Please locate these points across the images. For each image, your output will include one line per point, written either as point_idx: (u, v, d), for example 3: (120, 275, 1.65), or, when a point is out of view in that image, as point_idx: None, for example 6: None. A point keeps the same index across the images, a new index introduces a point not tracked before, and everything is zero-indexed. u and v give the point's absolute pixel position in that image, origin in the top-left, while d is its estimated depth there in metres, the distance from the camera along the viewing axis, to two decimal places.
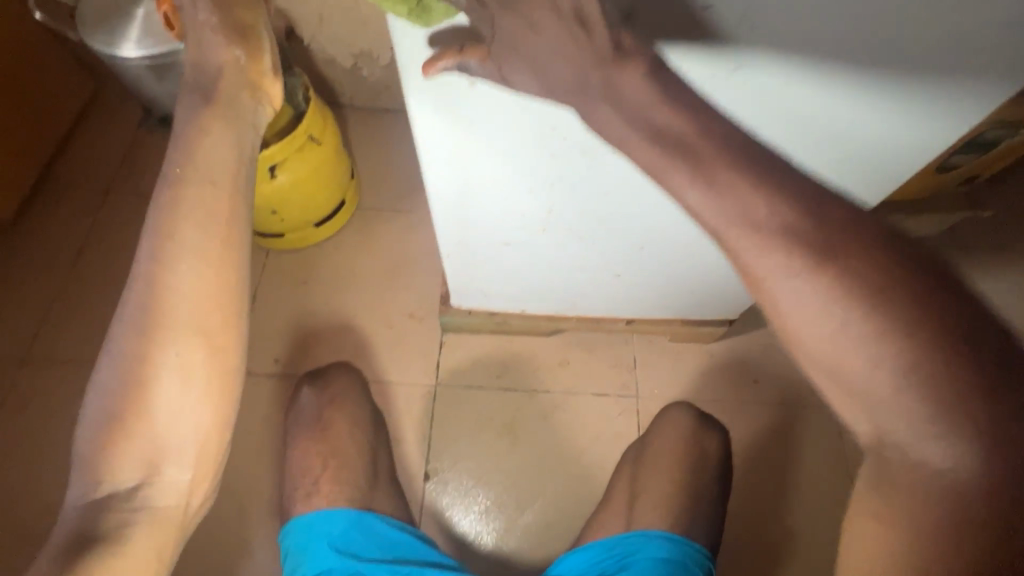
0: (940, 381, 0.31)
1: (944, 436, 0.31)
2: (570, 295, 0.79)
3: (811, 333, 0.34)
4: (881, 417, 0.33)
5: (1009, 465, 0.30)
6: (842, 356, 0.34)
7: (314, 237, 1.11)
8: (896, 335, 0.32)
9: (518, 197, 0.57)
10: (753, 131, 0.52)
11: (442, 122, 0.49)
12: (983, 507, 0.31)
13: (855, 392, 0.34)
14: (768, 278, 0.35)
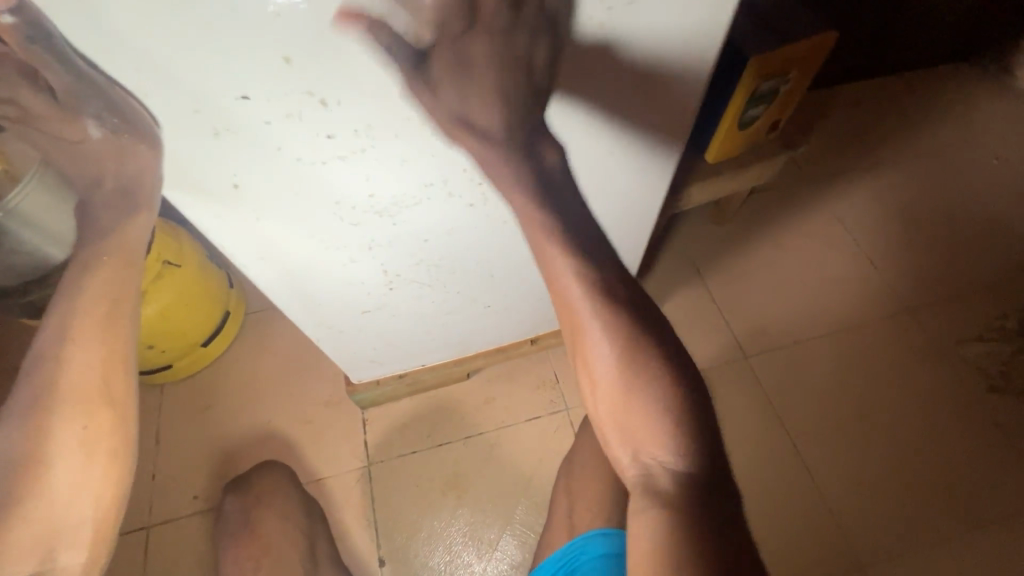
0: (679, 420, 0.41)
1: (665, 450, 0.40)
2: (455, 337, 0.80)
3: (611, 378, 0.41)
4: (648, 444, 0.41)
5: (704, 476, 0.40)
6: (621, 400, 0.42)
7: (207, 357, 1.06)
8: (660, 399, 0.41)
9: (345, 269, 0.57)
10: (499, 224, 0.57)
11: (240, 243, 0.50)
12: (701, 508, 0.39)
13: (621, 428, 0.42)
14: (593, 334, 0.41)
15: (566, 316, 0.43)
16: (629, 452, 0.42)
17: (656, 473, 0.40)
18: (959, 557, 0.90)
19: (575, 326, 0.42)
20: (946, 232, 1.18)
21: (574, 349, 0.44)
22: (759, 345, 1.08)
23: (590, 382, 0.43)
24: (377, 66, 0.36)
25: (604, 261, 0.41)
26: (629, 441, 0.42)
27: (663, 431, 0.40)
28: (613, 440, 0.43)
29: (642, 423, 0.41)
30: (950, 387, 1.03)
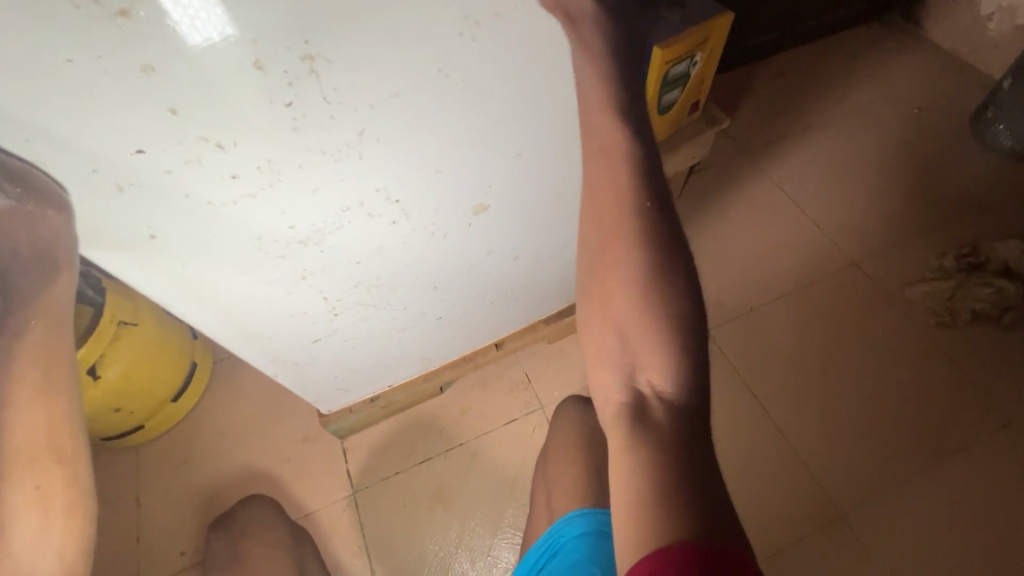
0: (680, 346, 0.41)
1: (661, 369, 0.41)
2: (413, 352, 0.82)
3: (629, 291, 0.43)
4: (649, 363, 0.41)
5: (689, 413, 0.40)
6: (634, 315, 0.42)
7: (178, 413, 1.06)
8: (670, 328, 0.41)
9: (284, 302, 0.58)
10: (427, 238, 0.59)
11: (170, 292, 0.51)
12: (690, 438, 0.38)
13: (625, 344, 0.43)
14: (628, 251, 0.43)
15: (607, 221, 0.44)
16: (625, 374, 0.43)
17: (649, 396, 0.41)
18: (931, 487, 0.93)
19: (613, 230, 0.44)
20: (877, 182, 1.24)
21: (599, 258, 0.45)
22: (719, 317, 1.11)
23: (605, 301, 0.45)
24: (263, 105, 0.38)
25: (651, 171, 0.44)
26: (627, 360, 0.43)
27: (664, 353, 0.41)
28: (606, 360, 0.44)
29: (652, 341, 0.41)
30: (901, 328, 1.08)
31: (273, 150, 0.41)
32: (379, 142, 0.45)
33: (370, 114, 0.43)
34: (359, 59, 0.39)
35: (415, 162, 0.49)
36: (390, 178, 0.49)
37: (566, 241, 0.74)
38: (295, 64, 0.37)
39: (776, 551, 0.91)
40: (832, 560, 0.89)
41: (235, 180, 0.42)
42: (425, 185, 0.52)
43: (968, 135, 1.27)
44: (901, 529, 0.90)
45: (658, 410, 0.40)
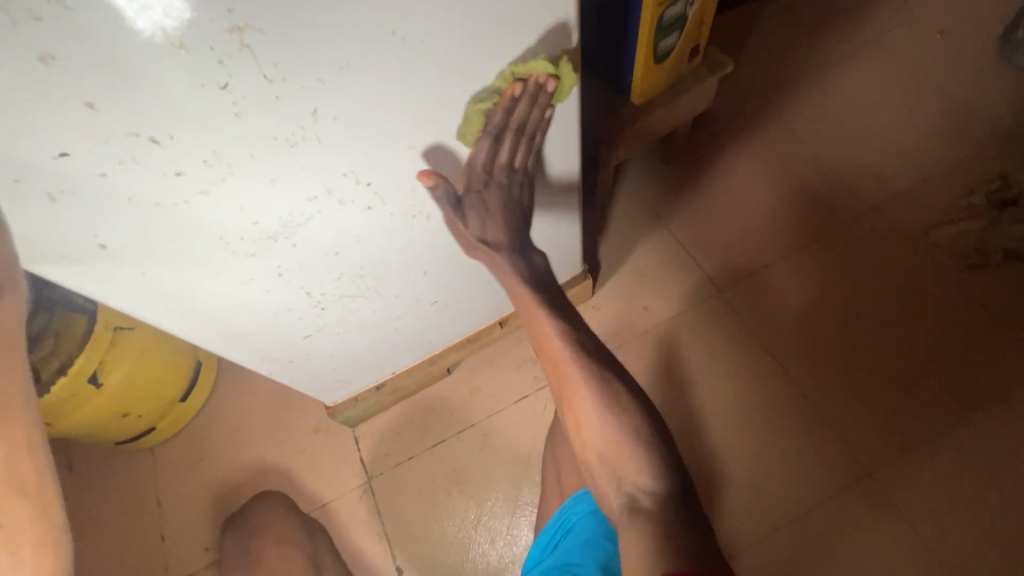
0: (648, 445, 0.50)
1: (641, 469, 0.49)
2: (412, 339, 0.79)
3: (592, 414, 0.52)
4: (628, 468, 0.50)
5: (668, 492, 0.48)
6: (601, 438, 0.52)
7: (188, 413, 1.05)
8: (634, 433, 0.51)
9: (265, 302, 0.55)
10: (409, 221, 0.55)
11: (139, 302, 0.48)
12: (675, 519, 0.46)
13: (606, 463, 0.51)
14: (580, 386, 0.53)
15: (551, 368, 0.56)
16: (614, 483, 0.51)
17: (636, 495, 0.49)
18: (962, 438, 0.89)
19: (563, 375, 0.55)
20: (897, 118, 1.15)
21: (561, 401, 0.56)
22: (733, 277, 1.05)
23: (578, 431, 0.54)
24: (195, 89, 0.34)
25: (570, 319, 0.57)
26: (614, 474, 0.51)
27: (634, 456, 0.50)
28: (600, 477, 0.52)
29: (624, 452, 0.50)
30: (928, 274, 1.02)
31: (217, 141, 0.37)
32: (337, 121, 0.41)
33: (321, 89, 0.38)
34: (298, 27, 0.34)
35: (382, 140, 0.44)
36: (357, 160, 0.45)
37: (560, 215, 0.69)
38: (220, 38, 0.32)
39: (802, 514, 0.88)
40: (860, 520, 0.87)
41: (181, 177, 0.38)
42: (397, 164, 0.47)
43: (995, 56, 1.17)
44: (932, 483, 0.87)
45: (644, 502, 0.48)
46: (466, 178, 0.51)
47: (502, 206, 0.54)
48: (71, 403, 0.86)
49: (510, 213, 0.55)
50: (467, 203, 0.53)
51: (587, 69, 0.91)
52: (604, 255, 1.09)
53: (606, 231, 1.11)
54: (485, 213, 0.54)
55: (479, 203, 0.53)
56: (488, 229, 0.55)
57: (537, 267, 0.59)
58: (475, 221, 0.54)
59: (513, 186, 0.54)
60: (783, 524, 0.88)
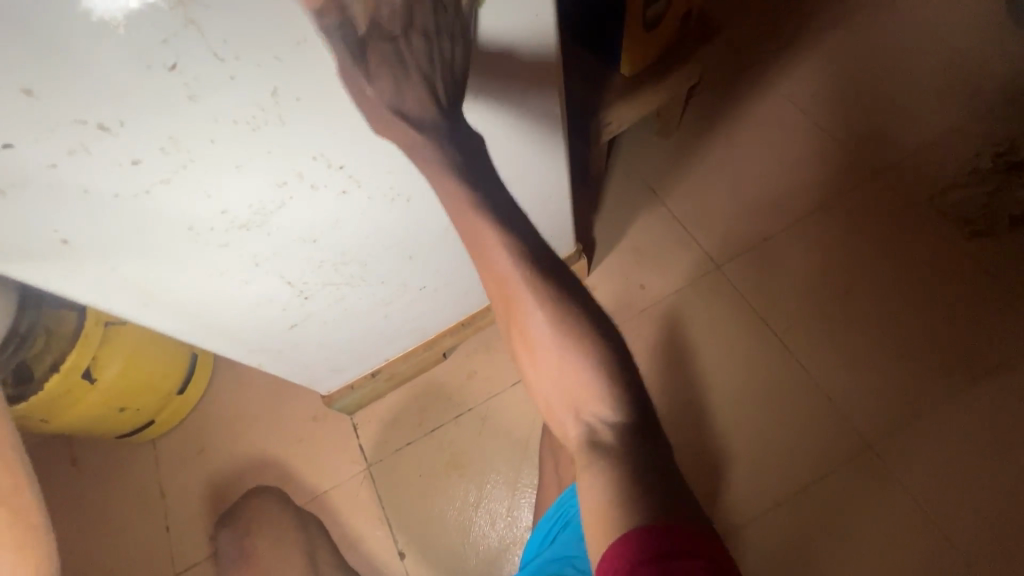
0: (611, 370, 0.40)
1: (603, 398, 0.40)
2: (403, 325, 0.78)
3: (546, 342, 0.40)
4: (585, 399, 0.41)
5: (632, 422, 0.40)
6: (557, 367, 0.41)
7: (186, 405, 1.05)
8: (597, 359, 0.40)
9: (244, 293, 0.54)
10: (388, 205, 0.53)
11: (112, 298, 0.47)
12: (640, 454, 0.39)
13: (566, 396, 0.41)
14: (531, 310, 0.40)
15: (497, 293, 0.41)
16: (572, 415, 0.42)
17: (598, 429, 0.40)
18: (965, 410, 0.88)
19: (509, 297, 0.40)
20: (902, 82, 1.11)
21: (510, 329, 0.42)
22: (731, 252, 1.03)
23: (530, 359, 0.42)
24: (140, 72, 0.32)
25: (522, 221, 0.40)
26: (572, 404, 0.41)
27: (600, 385, 0.40)
28: (556, 407, 0.43)
29: (584, 382, 0.40)
30: (930, 242, 0.99)
31: (173, 128, 0.35)
32: (300, 102, 0.39)
33: (279, 68, 0.36)
34: (247, 2, 0.31)
35: (351, 121, 0.42)
36: (327, 143, 0.43)
37: (542, 192, 0.69)
38: (163, 16, 0.30)
39: (802, 488, 0.87)
40: (863, 493, 0.85)
41: (140, 167, 0.37)
42: (371, 146, 0.46)
43: (1005, 15, 1.12)
44: (933, 453, 0.86)
45: (608, 438, 0.40)
46: (369, 5, 0.33)
47: (421, 60, 0.36)
48: (65, 399, 0.86)
49: (439, 75, 0.37)
50: (372, 48, 0.35)
51: (575, 41, 0.87)
52: (600, 233, 1.06)
53: (601, 209, 1.08)
54: (397, 71, 0.36)
55: (388, 54, 0.36)
56: (411, 97, 0.37)
57: (478, 144, 0.40)
58: (381, 82, 0.36)
59: (436, 28, 0.36)
60: (783, 500, 0.87)
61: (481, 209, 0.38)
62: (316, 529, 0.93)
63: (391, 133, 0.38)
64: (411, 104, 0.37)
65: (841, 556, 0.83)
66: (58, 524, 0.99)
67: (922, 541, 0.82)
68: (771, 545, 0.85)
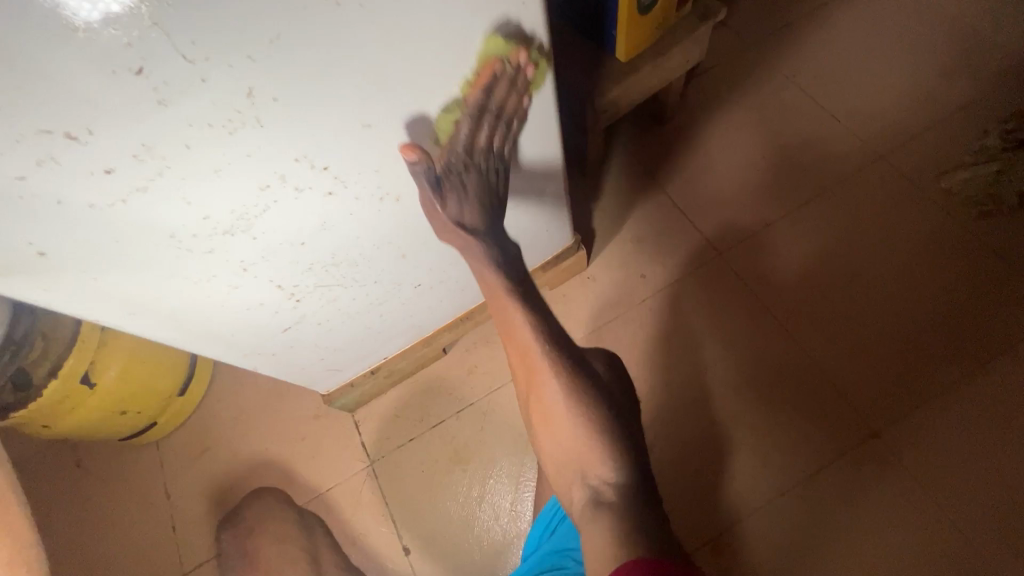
0: (612, 439, 0.50)
1: (605, 462, 0.49)
2: (400, 323, 0.76)
3: (561, 410, 0.50)
4: (591, 463, 0.50)
5: (630, 488, 0.49)
6: (569, 432, 0.50)
7: (187, 407, 1.05)
8: (600, 430, 0.50)
9: (233, 299, 0.53)
10: (377, 203, 0.51)
11: (96, 307, 0.46)
12: (639, 514, 0.47)
13: (573, 459, 0.51)
14: (549, 386, 0.50)
15: (521, 361, 0.52)
16: (579, 476, 0.50)
17: (603, 489, 0.49)
18: (971, 395, 0.87)
19: (533, 371, 0.51)
20: (906, 60, 1.08)
21: (528, 394, 0.53)
22: (732, 238, 1.01)
23: (546, 424, 0.52)
24: (104, 77, 0.30)
25: (545, 312, 0.51)
26: (579, 469, 0.50)
27: (603, 450, 0.49)
28: (565, 468, 0.52)
29: (590, 447, 0.50)
30: (936, 223, 0.97)
31: (144, 133, 0.34)
32: (277, 100, 0.37)
33: (252, 67, 0.34)
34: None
35: (333, 119, 0.41)
36: (309, 143, 0.41)
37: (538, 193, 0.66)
38: (122, 16, 0.28)
39: (808, 477, 0.86)
40: (868, 480, 0.85)
41: (113, 174, 0.35)
42: (355, 145, 0.44)
43: None
44: (939, 439, 0.85)
45: (609, 494, 0.48)
46: (444, 158, 0.47)
47: (477, 187, 0.49)
48: (65, 404, 0.86)
49: (488, 195, 0.50)
50: (444, 185, 0.48)
51: (569, 26, 0.85)
52: (598, 222, 1.04)
53: (600, 197, 1.06)
54: (461, 195, 0.48)
55: (456, 184, 0.48)
56: (468, 213, 0.49)
57: (512, 251, 0.53)
58: (452, 206, 0.49)
59: (490, 171, 0.49)
60: (788, 489, 0.86)
61: (515, 296, 0.50)
62: (319, 528, 0.94)
63: (454, 238, 0.51)
64: (470, 215, 0.49)
65: (848, 544, 0.82)
66: (60, 529, 0.99)
67: (929, 527, 0.81)
68: (777, 535, 0.84)
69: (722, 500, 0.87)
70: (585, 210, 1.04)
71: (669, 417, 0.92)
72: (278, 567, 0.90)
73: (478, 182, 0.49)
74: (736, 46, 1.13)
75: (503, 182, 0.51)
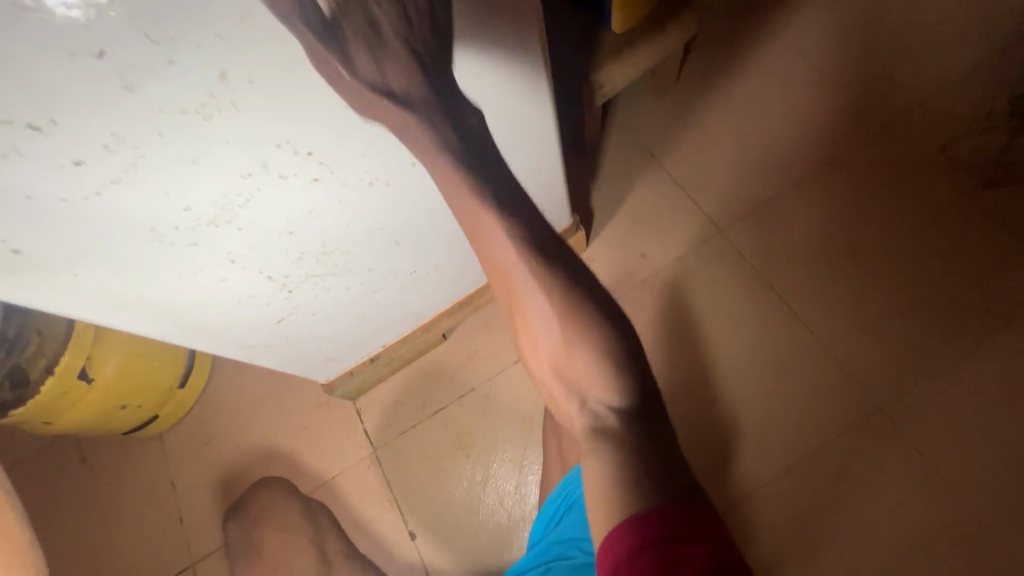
0: (615, 358, 0.39)
1: (607, 386, 0.39)
2: (397, 310, 0.75)
3: (548, 331, 0.39)
4: (590, 387, 0.39)
5: (634, 414, 0.40)
6: (560, 354, 0.39)
7: (191, 397, 1.04)
8: (601, 350, 0.38)
9: (222, 291, 0.51)
10: (367, 188, 0.50)
11: (81, 304, 0.44)
12: (644, 448, 0.38)
13: (564, 381, 0.40)
14: (532, 299, 0.38)
15: (494, 270, 0.39)
16: (576, 402, 0.40)
17: (602, 417, 0.39)
18: (976, 368, 0.86)
19: (510, 281, 0.38)
20: (912, 23, 1.04)
21: (510, 313, 0.41)
22: (734, 214, 0.99)
23: (531, 345, 0.41)
24: (63, 61, 0.28)
25: (519, 197, 0.37)
26: (575, 393, 0.40)
27: (605, 373, 0.39)
28: (559, 397, 0.42)
29: (588, 369, 0.39)
30: (942, 192, 0.95)
31: (112, 121, 0.32)
32: (252, 82, 0.35)
33: (223, 47, 0.32)
34: None
35: (315, 102, 0.39)
36: (290, 127, 0.39)
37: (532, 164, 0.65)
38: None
39: (811, 454, 0.86)
40: (873, 455, 0.84)
41: (84, 166, 0.34)
42: (340, 129, 0.42)
43: None
44: (945, 411, 0.85)
45: (609, 423, 0.39)
46: None
47: (399, 35, 0.34)
48: (66, 399, 0.86)
49: (418, 43, 0.35)
50: (342, 28, 0.33)
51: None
52: (597, 201, 1.02)
53: (598, 176, 1.04)
54: (376, 49, 0.34)
55: (365, 33, 0.33)
56: (393, 73, 0.35)
57: (470, 116, 0.38)
58: (365, 64, 0.35)
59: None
60: (792, 466, 0.85)
61: (474, 181, 0.36)
62: (324, 516, 0.94)
63: (380, 110, 0.37)
64: (394, 82, 0.35)
65: (852, 518, 0.82)
66: (69, 522, 0.99)
67: (933, 500, 0.81)
68: (782, 512, 0.84)
69: (726, 479, 0.86)
70: (584, 189, 1.02)
71: (672, 397, 0.91)
72: (284, 557, 0.93)
73: (398, 30, 0.34)
74: (736, 14, 1.09)
75: (432, 14, 0.36)
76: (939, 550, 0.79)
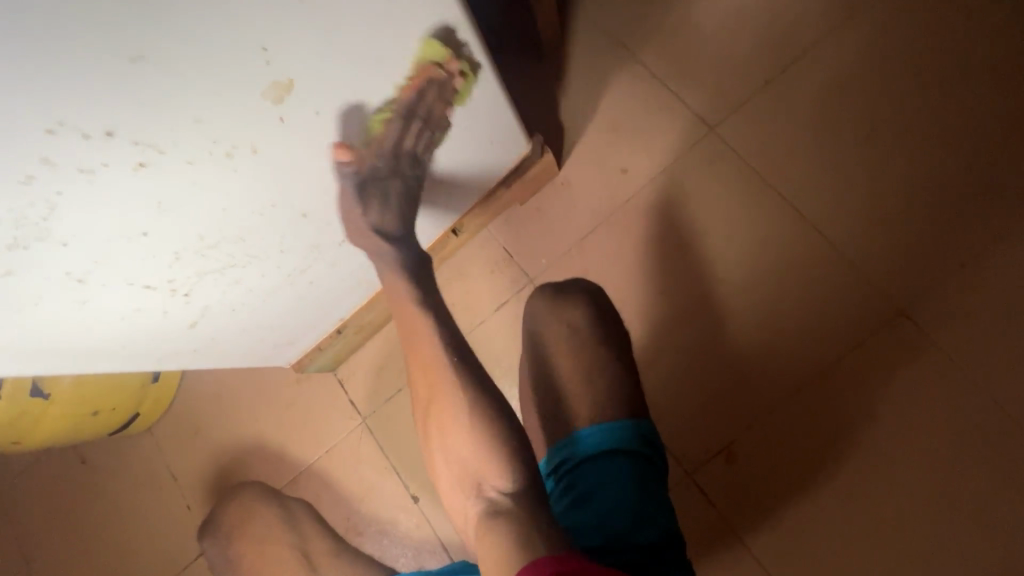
0: (508, 442, 0.45)
1: (503, 467, 0.44)
2: (342, 283, 0.66)
3: (458, 422, 0.47)
4: (488, 469, 0.45)
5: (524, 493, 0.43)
6: (467, 442, 0.46)
7: (169, 387, 0.98)
8: (496, 441, 0.45)
9: (91, 313, 0.42)
10: (226, 160, 0.38)
11: None
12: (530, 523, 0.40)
13: (467, 471, 0.46)
14: (448, 396, 0.48)
15: (421, 375, 0.50)
16: (474, 488, 0.45)
17: (495, 500, 0.43)
18: (1014, 251, 0.74)
19: (430, 381, 0.49)
20: None
21: (426, 411, 0.50)
22: (728, 106, 0.84)
23: (443, 440, 0.48)
24: None
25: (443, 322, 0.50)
26: (474, 479, 0.45)
27: (501, 458, 0.44)
28: (459, 488, 0.46)
29: (490, 454, 0.45)
30: (980, 45, 0.78)
31: None
32: None
33: None
34: None
35: (73, 64, 0.27)
36: (53, 100, 0.28)
37: (476, 107, 0.52)
38: None
39: (825, 370, 0.78)
40: (895, 364, 0.76)
41: None
42: (137, 93, 0.30)
43: None
44: (977, 308, 0.75)
45: (502, 503, 0.43)
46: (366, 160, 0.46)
47: (399, 194, 0.50)
48: (28, 422, 0.80)
49: (405, 200, 0.52)
50: (368, 193, 0.49)
51: None
52: (566, 114, 0.87)
53: (565, 82, 0.87)
54: (384, 203, 0.50)
55: (381, 194, 0.49)
56: (389, 218, 0.51)
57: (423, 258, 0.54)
58: (375, 212, 0.50)
59: (413, 170, 0.51)
60: (804, 385, 0.78)
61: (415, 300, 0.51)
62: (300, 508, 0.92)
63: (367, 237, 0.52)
64: (394, 222, 0.51)
65: (872, 432, 0.76)
66: (79, 522, 0.99)
67: (961, 405, 0.74)
68: (796, 435, 0.77)
69: (735, 407, 0.79)
70: (549, 101, 0.87)
71: (670, 326, 0.82)
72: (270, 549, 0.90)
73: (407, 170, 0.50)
74: None
75: (416, 189, 0.53)
76: (970, 457, 0.73)
